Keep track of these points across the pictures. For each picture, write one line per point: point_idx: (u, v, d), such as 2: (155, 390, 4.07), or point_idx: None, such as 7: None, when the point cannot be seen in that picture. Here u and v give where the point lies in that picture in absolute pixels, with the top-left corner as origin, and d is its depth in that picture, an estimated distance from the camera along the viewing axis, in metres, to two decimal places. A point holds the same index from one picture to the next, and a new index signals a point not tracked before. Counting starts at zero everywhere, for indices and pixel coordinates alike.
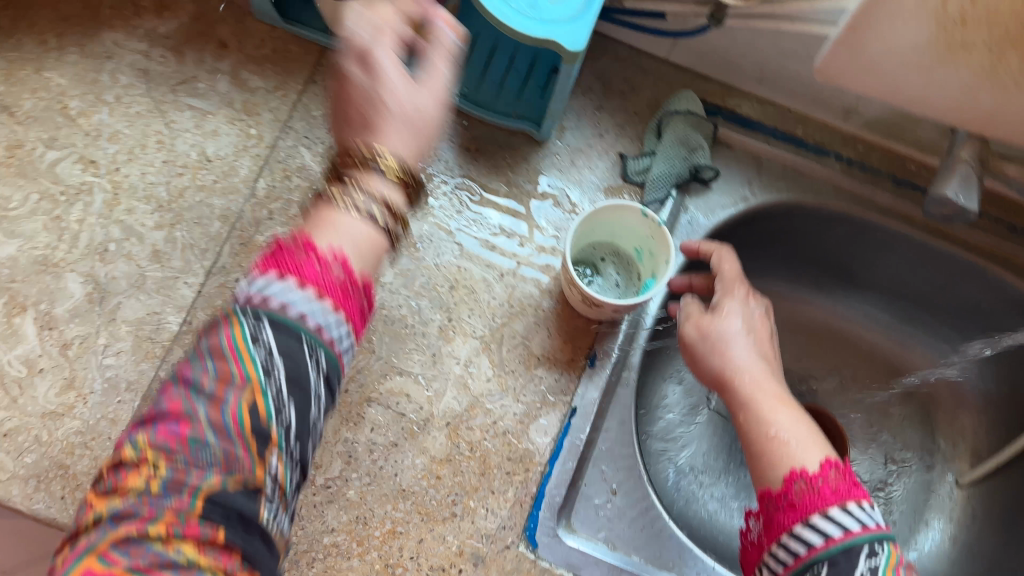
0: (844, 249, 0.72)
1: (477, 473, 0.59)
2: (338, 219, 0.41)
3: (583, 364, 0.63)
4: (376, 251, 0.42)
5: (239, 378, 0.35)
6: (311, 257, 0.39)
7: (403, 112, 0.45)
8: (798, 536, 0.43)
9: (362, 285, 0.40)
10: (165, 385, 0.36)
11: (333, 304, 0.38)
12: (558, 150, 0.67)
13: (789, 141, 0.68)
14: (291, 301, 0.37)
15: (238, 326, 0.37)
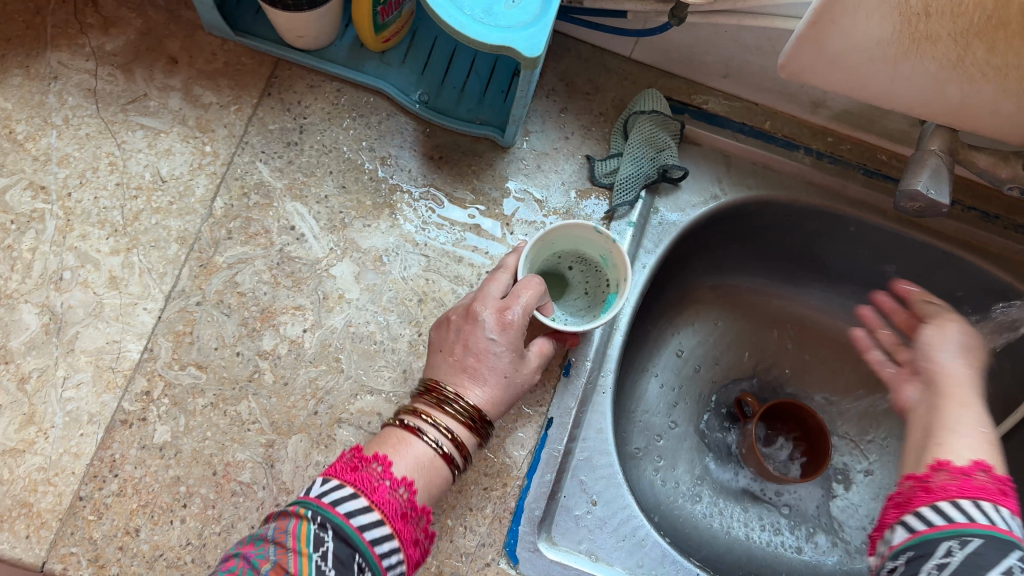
0: (816, 245, 0.72)
1: (454, 491, 0.58)
2: (410, 446, 0.45)
3: (558, 372, 0.62)
4: (441, 479, 0.46)
5: (290, 572, 0.37)
6: (382, 476, 0.43)
7: (504, 375, 0.49)
8: (926, 514, 0.40)
9: (420, 513, 0.44)
10: (231, 557, 0.40)
11: (392, 526, 0.41)
12: (524, 155, 0.65)
13: (757, 136, 0.67)
14: (355, 518, 0.40)
15: (304, 522, 0.39)
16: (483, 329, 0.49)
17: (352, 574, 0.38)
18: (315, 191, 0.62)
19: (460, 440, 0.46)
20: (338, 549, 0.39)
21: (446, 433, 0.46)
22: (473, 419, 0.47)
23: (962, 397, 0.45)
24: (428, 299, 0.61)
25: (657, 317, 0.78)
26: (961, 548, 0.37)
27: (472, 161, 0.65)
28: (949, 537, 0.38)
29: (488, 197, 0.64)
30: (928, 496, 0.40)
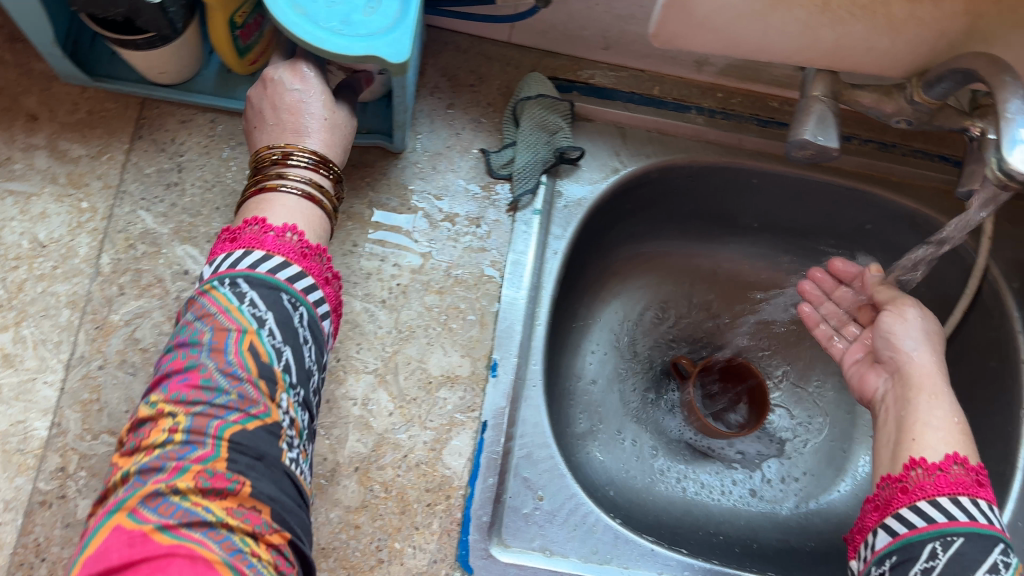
0: (725, 199, 0.72)
1: (397, 513, 0.57)
2: (279, 199, 0.50)
3: (484, 373, 0.60)
4: (320, 223, 0.51)
5: (231, 327, 0.43)
6: (263, 230, 0.48)
7: (325, 116, 0.54)
8: (900, 517, 0.55)
9: (317, 251, 0.49)
10: (165, 354, 0.44)
11: (300, 266, 0.48)
12: (417, 158, 0.63)
13: (648, 103, 0.67)
14: (262, 267, 0.46)
15: (219, 293, 0.45)
16: (284, 85, 0.54)
17: (286, 313, 0.45)
18: (204, 231, 0.60)
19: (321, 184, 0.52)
20: (263, 297, 0.45)
21: (303, 181, 0.51)
22: (320, 161, 0.53)
23: (935, 393, 0.60)
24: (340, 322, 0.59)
25: (582, 296, 0.77)
26: (945, 550, 0.51)
27: (364, 172, 0.62)
28: (933, 538, 0.52)
29: (386, 207, 0.62)
30: (914, 495, 0.56)
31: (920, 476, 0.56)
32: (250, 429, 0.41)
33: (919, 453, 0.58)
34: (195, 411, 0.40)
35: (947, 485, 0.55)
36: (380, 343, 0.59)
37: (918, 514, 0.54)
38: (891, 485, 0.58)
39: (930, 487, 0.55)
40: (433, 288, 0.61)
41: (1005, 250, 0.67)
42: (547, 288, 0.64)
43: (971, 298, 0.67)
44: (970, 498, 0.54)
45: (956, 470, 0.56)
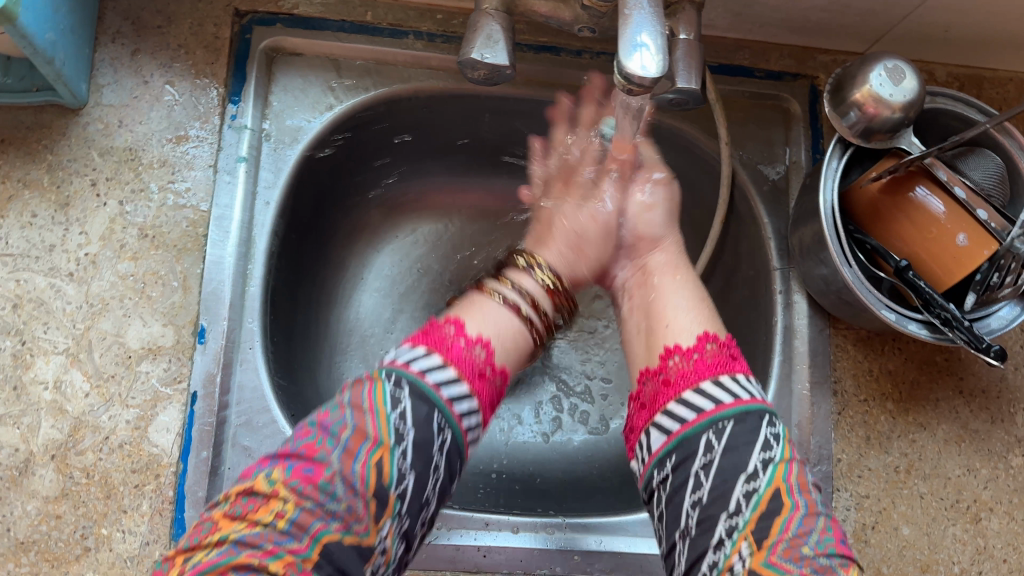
0: (473, 125, 0.69)
1: (102, 498, 0.54)
2: (487, 307, 0.52)
3: (191, 342, 0.56)
4: (520, 341, 0.52)
5: (371, 436, 0.42)
6: (458, 337, 0.49)
7: (565, 230, 0.59)
8: (669, 413, 0.47)
9: (495, 374, 0.50)
10: (303, 429, 0.44)
11: (472, 385, 0.47)
12: (101, 114, 0.58)
13: (359, 31, 0.62)
14: (431, 375, 0.46)
15: (381, 383, 0.45)
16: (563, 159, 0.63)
17: (430, 434, 0.44)
18: None
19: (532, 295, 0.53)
20: (416, 410, 0.44)
21: (518, 292, 0.53)
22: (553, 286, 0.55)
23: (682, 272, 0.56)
24: (24, 302, 0.55)
25: (345, 242, 0.72)
26: (720, 438, 0.44)
27: (41, 135, 0.57)
28: (707, 429, 0.45)
29: (67, 171, 0.57)
30: (677, 386, 0.48)
31: (680, 364, 0.49)
32: (347, 545, 0.39)
33: (672, 341, 0.50)
34: (306, 505, 0.39)
35: (708, 368, 0.48)
36: (69, 320, 0.55)
37: (685, 407, 0.46)
38: (650, 380, 0.50)
39: (690, 374, 0.48)
40: (127, 255, 0.57)
41: (755, 152, 0.64)
42: (261, 241, 0.60)
43: (726, 208, 0.64)
44: (731, 375, 0.47)
45: (712, 349, 0.49)
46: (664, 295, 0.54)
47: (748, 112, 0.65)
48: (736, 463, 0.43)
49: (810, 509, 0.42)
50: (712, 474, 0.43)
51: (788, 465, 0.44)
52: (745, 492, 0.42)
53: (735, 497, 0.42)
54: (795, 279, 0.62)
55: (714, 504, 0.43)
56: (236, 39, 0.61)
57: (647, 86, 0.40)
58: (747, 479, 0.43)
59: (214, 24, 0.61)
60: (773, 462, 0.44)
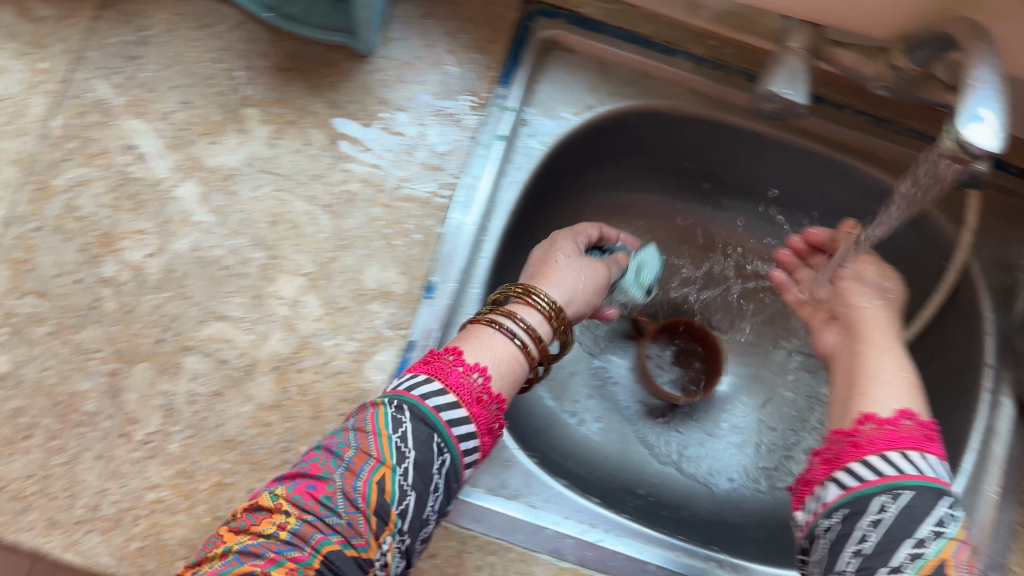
0: (707, 156, 0.70)
1: (309, 418, 0.56)
2: (486, 337, 0.51)
3: (419, 294, 0.58)
4: (515, 367, 0.51)
5: (373, 455, 0.44)
6: (455, 362, 0.49)
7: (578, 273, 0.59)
8: (851, 470, 0.47)
9: (494, 401, 0.49)
10: (314, 451, 0.46)
11: (471, 411, 0.48)
12: (384, 66, 0.61)
13: (634, 42, 0.64)
14: (432, 400, 0.47)
15: (382, 409, 0.46)
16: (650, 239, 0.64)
17: (430, 455, 0.45)
18: (158, 108, 0.59)
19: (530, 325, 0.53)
20: (417, 431, 0.45)
21: (517, 323, 0.53)
22: (556, 314, 0.54)
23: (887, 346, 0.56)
24: (281, 221, 0.58)
25: None
26: (895, 503, 0.44)
27: (328, 73, 0.61)
28: (884, 491, 0.44)
29: (344, 110, 0.60)
30: (865, 449, 0.47)
31: (872, 431, 0.48)
32: (347, 558, 0.41)
33: (869, 409, 0.50)
34: (307, 518, 0.42)
35: (901, 441, 0.47)
36: (317, 247, 0.58)
37: (867, 468, 0.46)
38: (840, 440, 0.49)
39: (883, 442, 0.47)
40: (381, 199, 0.59)
41: (992, 242, 0.65)
42: (499, 221, 0.62)
43: (949, 292, 0.64)
44: (921, 453, 0.47)
45: (909, 425, 0.48)
46: (869, 365, 0.54)
47: (995, 206, 0.66)
48: (907, 524, 0.43)
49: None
50: (880, 532, 0.43)
51: (959, 542, 0.42)
52: (910, 554, 0.42)
53: (899, 556, 0.42)
54: (1007, 381, 0.61)
55: (875, 557, 0.42)
56: (518, 23, 0.63)
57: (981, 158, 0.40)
58: (913, 543, 0.42)
59: (502, 6, 0.63)
60: (945, 536, 0.42)
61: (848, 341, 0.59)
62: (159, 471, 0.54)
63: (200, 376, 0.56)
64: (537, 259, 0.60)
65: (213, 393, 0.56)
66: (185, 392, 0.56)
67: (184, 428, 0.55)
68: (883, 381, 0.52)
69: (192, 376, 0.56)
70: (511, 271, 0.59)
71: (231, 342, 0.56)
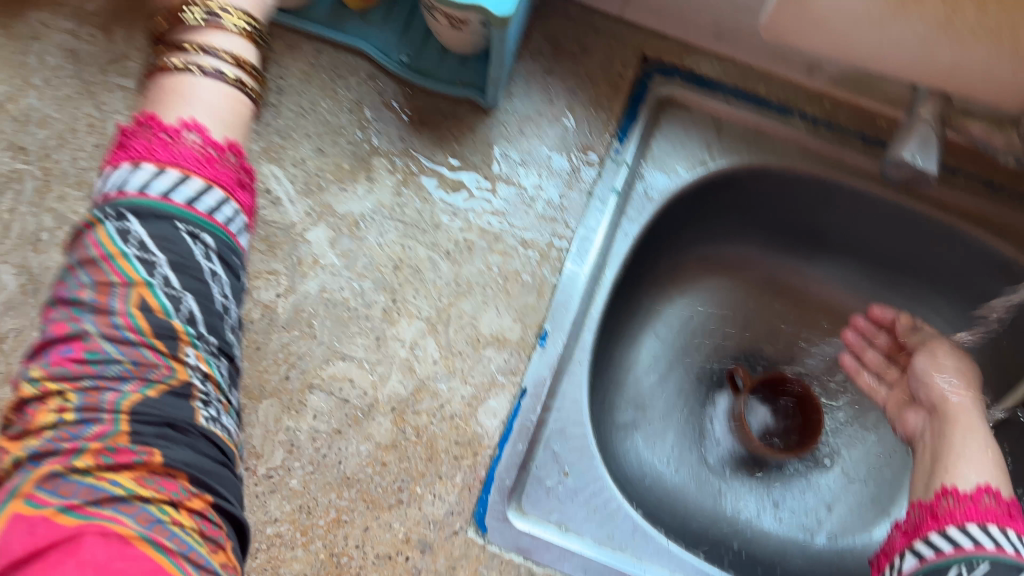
0: (812, 214, 0.70)
1: (424, 459, 0.58)
2: (190, 85, 0.46)
3: (532, 342, 0.60)
4: (240, 110, 0.48)
5: (118, 283, 0.39)
6: (158, 134, 0.43)
7: None
8: (928, 541, 0.46)
9: (224, 151, 0.45)
10: (49, 309, 0.40)
11: (202, 174, 0.43)
12: (507, 119, 0.63)
13: (750, 101, 0.65)
14: (176, 194, 0.42)
15: (102, 229, 0.40)
16: None
17: (184, 246, 0.41)
18: (292, 154, 0.61)
19: (234, 56, 0.48)
20: (153, 229, 0.40)
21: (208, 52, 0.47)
22: (251, 30, 0.50)
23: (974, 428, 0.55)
24: (403, 266, 0.60)
25: (650, 286, 0.75)
26: (971, 573, 0.43)
27: (453, 125, 0.63)
28: (960, 561, 0.44)
29: (468, 161, 0.62)
30: (943, 521, 0.47)
31: (952, 504, 0.48)
32: (153, 397, 0.37)
33: (952, 481, 0.50)
34: (85, 387, 0.36)
35: (980, 515, 0.46)
36: (437, 293, 0.60)
37: (945, 538, 0.46)
38: (921, 511, 0.49)
39: (961, 515, 0.47)
40: (499, 249, 0.61)
41: None
42: (612, 271, 0.64)
43: None
44: (1002, 528, 0.46)
45: (989, 501, 0.48)
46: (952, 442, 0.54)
47: None
48: None
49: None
50: None
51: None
52: None
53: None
54: None
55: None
56: (637, 81, 0.65)
57: None
58: None
59: (621, 63, 0.65)
60: None
61: (934, 422, 0.58)
62: (279, 506, 0.56)
63: (323, 414, 0.57)
64: None
65: (334, 431, 0.57)
66: (308, 429, 0.57)
67: (305, 463, 0.57)
68: (968, 460, 0.52)
69: (314, 414, 0.57)
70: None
71: (353, 382, 0.58)
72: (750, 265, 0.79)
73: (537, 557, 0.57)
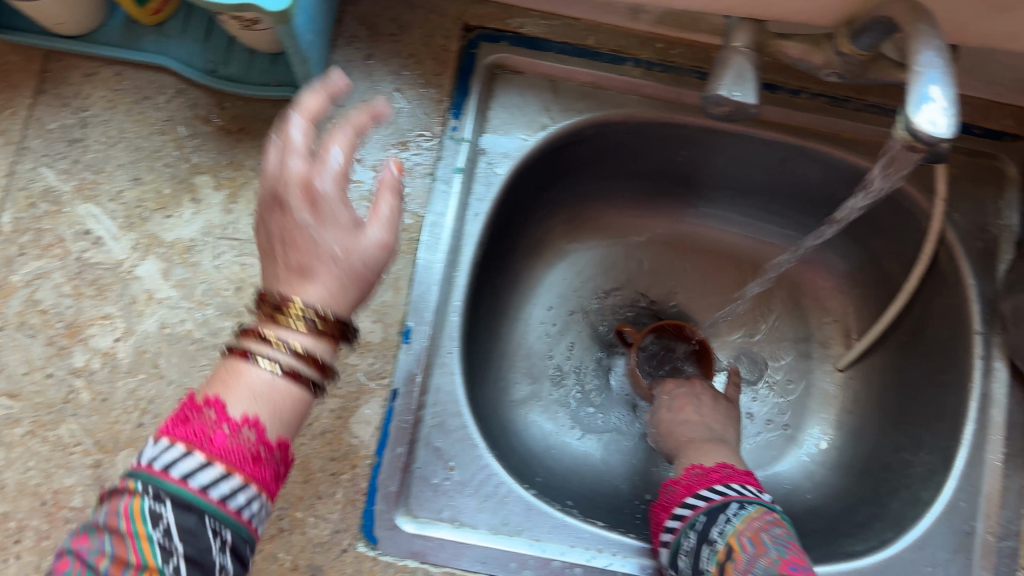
0: (669, 156, 0.69)
1: (300, 482, 0.55)
2: (245, 374, 0.37)
3: (396, 340, 0.57)
4: (298, 407, 0.38)
5: (132, 562, 0.33)
6: (218, 422, 0.36)
7: (329, 251, 0.39)
8: (678, 511, 0.51)
9: (277, 449, 0.37)
10: (63, 554, 0.35)
11: (244, 475, 0.36)
12: (332, 113, 0.60)
13: (581, 55, 0.63)
14: (194, 479, 0.34)
15: (137, 497, 0.34)
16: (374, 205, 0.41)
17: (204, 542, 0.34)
18: (107, 188, 0.58)
19: (305, 351, 0.38)
20: (182, 522, 0.34)
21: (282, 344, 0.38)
22: (324, 325, 0.38)
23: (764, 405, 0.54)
24: (246, 285, 0.57)
25: (523, 255, 0.74)
26: (703, 525, 0.48)
27: (275, 128, 0.60)
28: (697, 518, 0.49)
29: None
30: (688, 491, 0.52)
31: (694, 475, 0.53)
32: None
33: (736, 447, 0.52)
34: None
35: (712, 478, 0.52)
36: None
37: (687, 504, 0.51)
38: (673, 485, 0.54)
39: (700, 482, 0.53)
40: None
41: (965, 211, 0.63)
42: (470, 250, 0.61)
43: (927, 264, 0.63)
44: (730, 483, 0.51)
45: (697, 474, 0.54)
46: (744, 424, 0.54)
47: (964, 169, 0.63)
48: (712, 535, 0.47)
49: (754, 550, 0.43)
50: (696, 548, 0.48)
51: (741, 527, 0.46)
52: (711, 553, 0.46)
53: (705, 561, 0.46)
54: (998, 346, 0.61)
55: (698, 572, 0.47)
56: (462, 53, 0.62)
57: (933, 144, 0.40)
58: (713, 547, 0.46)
59: (443, 36, 0.62)
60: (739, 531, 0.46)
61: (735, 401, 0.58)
62: None
63: None
64: (284, 243, 0.39)
65: None
66: None
67: None
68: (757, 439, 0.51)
69: None
70: (269, 237, 0.39)
71: None
72: (625, 216, 0.77)
73: (434, 558, 0.55)
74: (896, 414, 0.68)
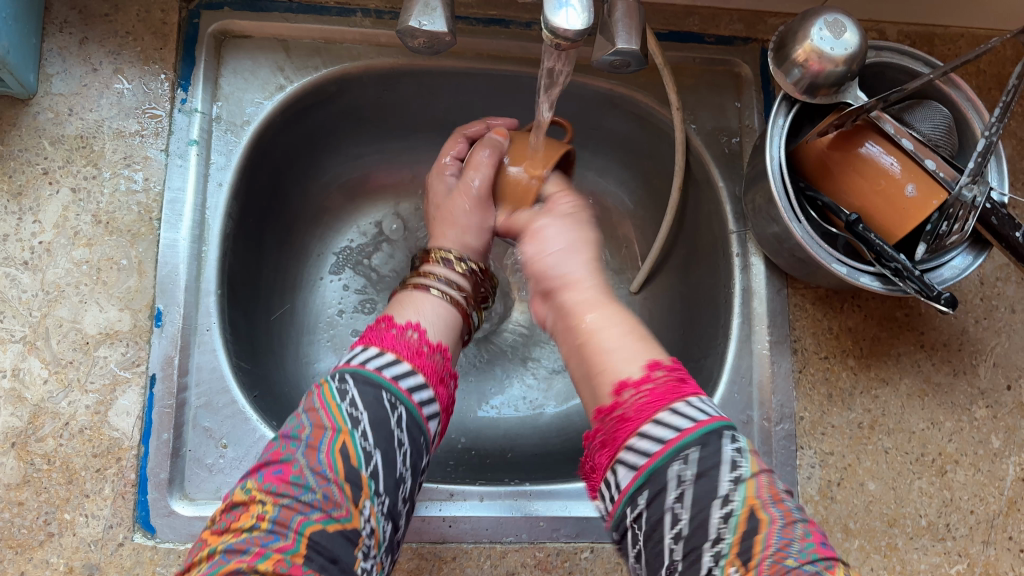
0: (427, 104, 0.69)
1: (64, 484, 0.53)
2: (409, 296, 0.54)
3: (148, 325, 0.56)
4: (449, 321, 0.54)
5: (329, 426, 0.44)
6: (390, 328, 0.50)
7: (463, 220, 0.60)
8: (634, 448, 0.43)
9: (437, 352, 0.51)
10: (270, 444, 0.46)
11: (413, 363, 0.48)
12: (51, 103, 0.58)
13: (307, 12, 0.62)
14: (371, 364, 0.47)
15: (326, 385, 0.47)
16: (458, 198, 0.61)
17: (384, 412, 0.45)
18: None
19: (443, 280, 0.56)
20: (364, 396, 0.45)
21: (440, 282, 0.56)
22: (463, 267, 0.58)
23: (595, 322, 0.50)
24: None
25: (305, 226, 0.71)
26: (688, 473, 0.41)
27: None
28: (670, 462, 0.42)
29: (17, 159, 0.57)
30: (636, 420, 0.44)
31: (634, 396, 0.45)
32: (330, 531, 0.40)
33: (622, 375, 0.46)
34: (283, 503, 0.41)
35: (663, 398, 0.44)
36: (26, 308, 0.55)
37: (649, 440, 0.43)
38: (607, 417, 0.46)
39: (648, 406, 0.44)
40: (83, 241, 0.56)
41: (706, 118, 0.65)
42: (218, 223, 0.60)
43: (683, 174, 0.65)
44: (687, 400, 0.44)
45: (662, 375, 0.46)
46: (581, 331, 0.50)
47: (700, 78, 0.66)
48: (708, 489, 0.41)
49: (787, 520, 0.40)
50: (687, 506, 0.41)
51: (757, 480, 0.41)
52: (723, 515, 0.40)
53: (714, 524, 0.40)
54: (752, 242, 0.63)
55: (695, 536, 0.40)
56: (184, 24, 0.61)
57: (573, 39, 0.40)
58: (720, 505, 0.40)
59: (161, 9, 0.61)
60: (742, 480, 0.41)
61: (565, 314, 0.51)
62: None
63: None
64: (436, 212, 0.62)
65: None
66: None
67: None
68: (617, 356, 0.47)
69: None
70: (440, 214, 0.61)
71: None
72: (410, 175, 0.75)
73: None
74: (682, 325, 0.69)
